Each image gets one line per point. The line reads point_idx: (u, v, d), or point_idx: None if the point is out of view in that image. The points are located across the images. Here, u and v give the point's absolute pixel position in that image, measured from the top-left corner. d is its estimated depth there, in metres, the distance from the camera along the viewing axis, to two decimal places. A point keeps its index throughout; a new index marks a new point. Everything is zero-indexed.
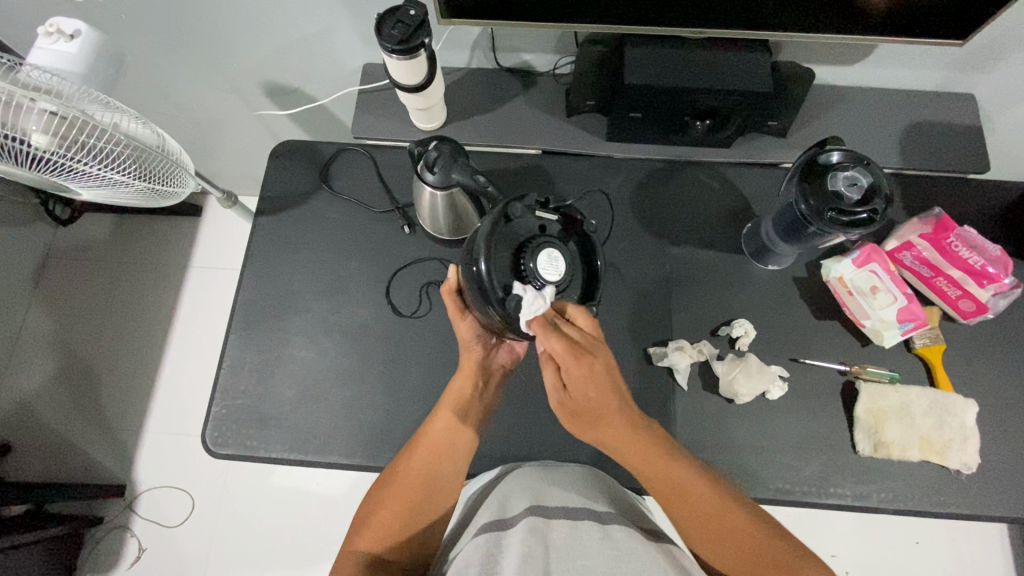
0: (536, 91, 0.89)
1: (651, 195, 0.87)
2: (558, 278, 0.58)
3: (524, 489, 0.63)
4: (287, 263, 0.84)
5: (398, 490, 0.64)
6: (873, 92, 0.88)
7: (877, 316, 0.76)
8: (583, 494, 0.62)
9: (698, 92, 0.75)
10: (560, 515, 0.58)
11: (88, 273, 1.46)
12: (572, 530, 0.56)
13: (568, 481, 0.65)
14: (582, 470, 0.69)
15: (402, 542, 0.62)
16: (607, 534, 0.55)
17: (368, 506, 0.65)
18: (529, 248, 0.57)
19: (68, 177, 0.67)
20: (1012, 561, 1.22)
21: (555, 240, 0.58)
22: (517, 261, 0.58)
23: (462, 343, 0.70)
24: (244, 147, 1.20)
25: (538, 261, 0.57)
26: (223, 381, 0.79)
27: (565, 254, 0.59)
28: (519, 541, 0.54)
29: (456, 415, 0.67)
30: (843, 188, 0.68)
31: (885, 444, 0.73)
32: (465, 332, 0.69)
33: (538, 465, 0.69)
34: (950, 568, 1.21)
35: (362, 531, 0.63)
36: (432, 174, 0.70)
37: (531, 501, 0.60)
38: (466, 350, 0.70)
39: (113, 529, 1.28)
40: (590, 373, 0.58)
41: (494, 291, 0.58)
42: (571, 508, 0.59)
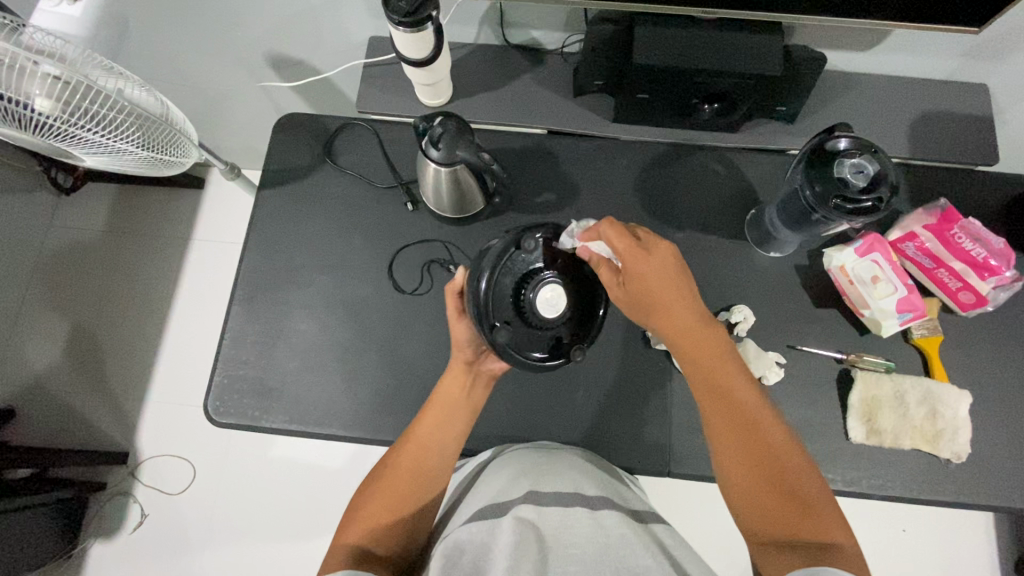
0: (543, 69, 0.88)
1: (655, 179, 0.87)
2: (555, 314, 0.61)
3: (517, 471, 0.64)
4: (290, 236, 0.84)
5: (391, 482, 0.65)
6: (884, 80, 0.87)
7: (877, 306, 0.76)
8: (577, 481, 0.62)
9: (709, 75, 0.74)
10: (552, 500, 0.58)
11: (89, 243, 1.46)
12: (563, 515, 0.57)
13: (563, 464, 0.66)
14: (575, 452, 0.70)
15: (390, 533, 0.62)
16: (597, 521, 0.56)
17: (360, 500, 0.65)
18: (534, 280, 0.61)
19: (72, 146, 0.67)
20: (994, 551, 1.24)
21: (562, 277, 0.61)
22: (518, 290, 0.62)
23: (454, 342, 0.71)
24: (247, 118, 1.19)
25: (538, 295, 0.60)
26: (226, 351, 0.80)
27: (568, 291, 0.62)
28: (510, 526, 0.54)
29: (442, 415, 0.68)
30: (848, 175, 0.66)
31: (878, 432, 0.74)
32: (461, 334, 0.70)
33: (534, 447, 0.70)
34: (934, 555, 1.24)
35: (352, 525, 0.63)
36: (437, 150, 0.70)
37: (528, 487, 0.61)
38: (457, 350, 0.71)
39: (115, 495, 1.30)
40: (650, 268, 0.62)
41: (489, 315, 0.61)
42: (563, 493, 0.59)
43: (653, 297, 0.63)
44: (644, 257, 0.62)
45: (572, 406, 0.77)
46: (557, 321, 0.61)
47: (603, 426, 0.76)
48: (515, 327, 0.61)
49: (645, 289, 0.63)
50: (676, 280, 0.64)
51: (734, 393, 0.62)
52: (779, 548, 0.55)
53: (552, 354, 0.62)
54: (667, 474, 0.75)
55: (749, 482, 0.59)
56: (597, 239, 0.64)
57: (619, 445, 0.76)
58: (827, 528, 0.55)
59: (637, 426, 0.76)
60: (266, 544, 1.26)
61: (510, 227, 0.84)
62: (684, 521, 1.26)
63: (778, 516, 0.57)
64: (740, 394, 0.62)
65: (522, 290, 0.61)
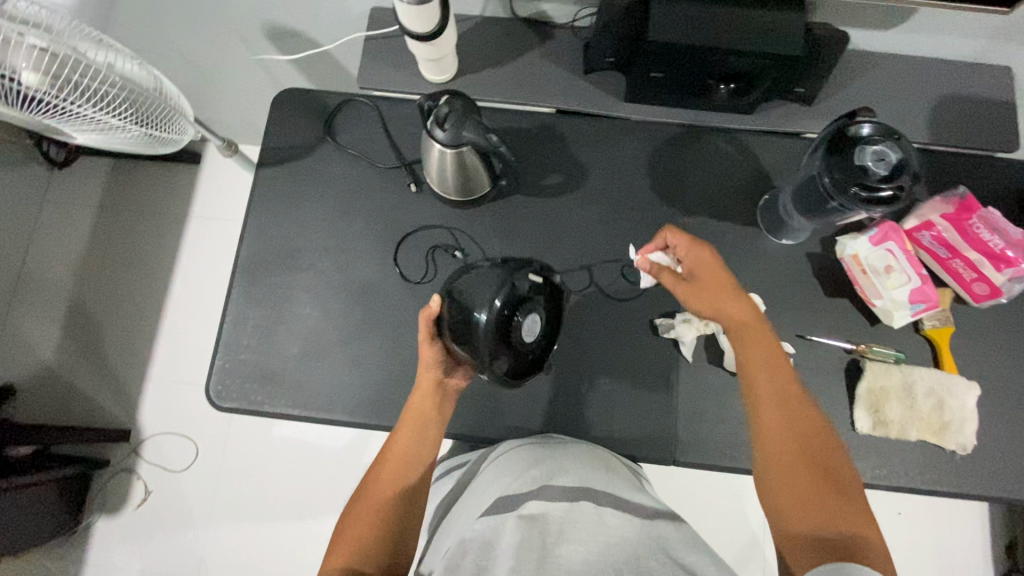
0: (552, 45, 0.85)
1: (666, 162, 0.84)
2: (534, 337, 0.65)
3: (518, 466, 0.65)
4: (290, 218, 0.82)
5: (373, 500, 0.68)
6: (907, 61, 0.83)
7: (889, 296, 0.75)
8: (585, 476, 0.61)
9: (724, 53, 0.71)
10: (557, 496, 0.58)
11: (85, 218, 1.43)
12: (568, 509, 0.56)
13: (567, 456, 0.66)
14: (580, 443, 0.70)
15: (379, 547, 0.64)
16: (602, 518, 0.56)
17: (347, 520, 0.67)
18: (523, 311, 0.62)
19: (62, 123, 0.64)
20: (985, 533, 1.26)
21: (541, 305, 0.65)
22: (510, 321, 0.62)
23: (421, 363, 0.71)
24: (243, 92, 1.15)
25: (525, 324, 0.63)
26: (227, 335, 0.78)
27: (544, 316, 0.66)
28: (514, 526, 0.54)
29: (416, 431, 0.70)
30: (869, 163, 0.64)
31: (885, 423, 0.74)
32: (428, 356, 0.70)
33: (535, 442, 0.70)
34: (927, 537, 1.26)
35: (340, 545, 0.65)
36: (442, 131, 0.67)
37: (536, 480, 0.61)
38: (425, 370, 0.71)
39: (119, 472, 1.31)
40: (711, 263, 0.67)
41: (484, 349, 0.62)
42: (569, 489, 0.59)
43: (716, 288, 0.66)
44: (705, 250, 0.68)
45: (578, 394, 0.77)
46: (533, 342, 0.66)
47: (608, 414, 0.76)
48: (506, 357, 0.63)
49: (707, 278, 0.67)
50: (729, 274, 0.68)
51: (786, 383, 0.63)
52: (815, 544, 0.55)
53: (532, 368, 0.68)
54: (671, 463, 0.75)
55: (788, 475, 0.59)
56: (660, 242, 0.70)
57: (623, 432, 0.75)
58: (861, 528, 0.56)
59: (641, 414, 0.76)
60: (270, 521, 1.28)
61: (517, 210, 0.82)
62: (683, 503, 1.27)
63: (813, 512, 0.57)
64: (791, 385, 0.63)
65: (513, 321, 0.62)
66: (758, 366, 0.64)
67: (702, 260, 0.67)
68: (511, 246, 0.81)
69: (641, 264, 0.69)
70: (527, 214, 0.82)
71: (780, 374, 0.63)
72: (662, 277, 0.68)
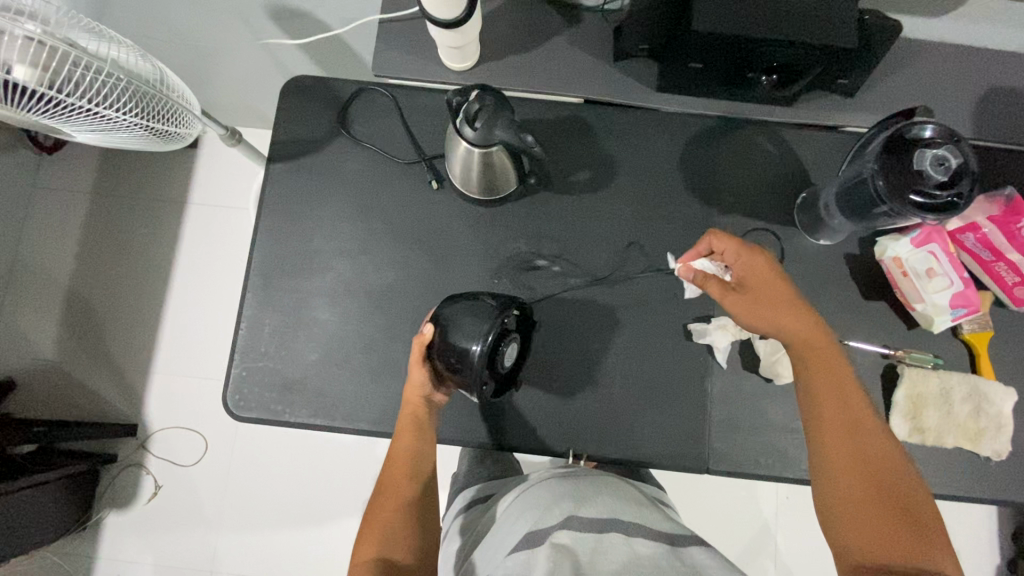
0: (580, 30, 0.79)
1: (699, 158, 0.80)
2: (510, 362, 0.69)
3: (546, 498, 0.63)
4: (305, 218, 0.78)
5: (388, 504, 0.67)
6: (955, 50, 0.79)
7: (931, 300, 0.73)
8: (611, 506, 0.61)
9: (769, 44, 0.66)
10: (585, 526, 0.57)
11: (77, 206, 1.36)
12: (598, 540, 0.55)
13: (595, 488, 0.64)
14: (606, 475, 0.69)
15: (406, 540, 0.65)
16: (633, 549, 0.54)
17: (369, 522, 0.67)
18: (507, 340, 0.66)
19: (59, 121, 0.58)
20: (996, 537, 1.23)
21: (518, 333, 0.69)
22: (496, 353, 0.65)
23: (411, 380, 0.69)
24: (244, 76, 1.08)
25: (506, 352, 0.67)
26: (243, 342, 0.75)
27: (519, 342, 0.70)
28: (546, 557, 0.53)
29: (418, 436, 0.68)
30: (928, 167, 0.60)
31: (920, 430, 0.73)
32: (419, 374, 0.68)
33: (560, 475, 0.68)
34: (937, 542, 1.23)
35: (364, 542, 0.65)
36: (472, 129, 0.63)
37: (565, 512, 0.59)
38: (414, 386, 0.69)
39: (127, 467, 1.29)
40: (762, 269, 0.66)
41: (479, 376, 0.64)
42: (596, 520, 0.58)
43: (770, 297, 0.65)
44: (756, 255, 0.67)
45: (609, 402, 0.74)
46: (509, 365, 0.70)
47: (640, 422, 0.74)
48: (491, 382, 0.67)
49: (761, 287, 0.66)
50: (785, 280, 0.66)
51: (852, 403, 0.62)
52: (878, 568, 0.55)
53: (506, 387, 0.71)
54: (704, 472, 0.74)
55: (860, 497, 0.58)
56: (705, 248, 0.69)
57: (656, 441, 0.74)
58: (928, 553, 0.55)
59: (674, 422, 0.74)
60: (283, 515, 1.27)
61: (543, 209, 0.78)
62: (695, 499, 1.27)
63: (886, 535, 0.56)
64: (859, 405, 0.62)
65: (498, 352, 0.66)
66: (824, 385, 0.63)
67: (753, 267, 0.66)
68: (538, 248, 0.78)
69: (685, 274, 0.68)
70: (554, 213, 0.78)
71: (847, 396, 0.62)
72: (709, 285, 0.68)
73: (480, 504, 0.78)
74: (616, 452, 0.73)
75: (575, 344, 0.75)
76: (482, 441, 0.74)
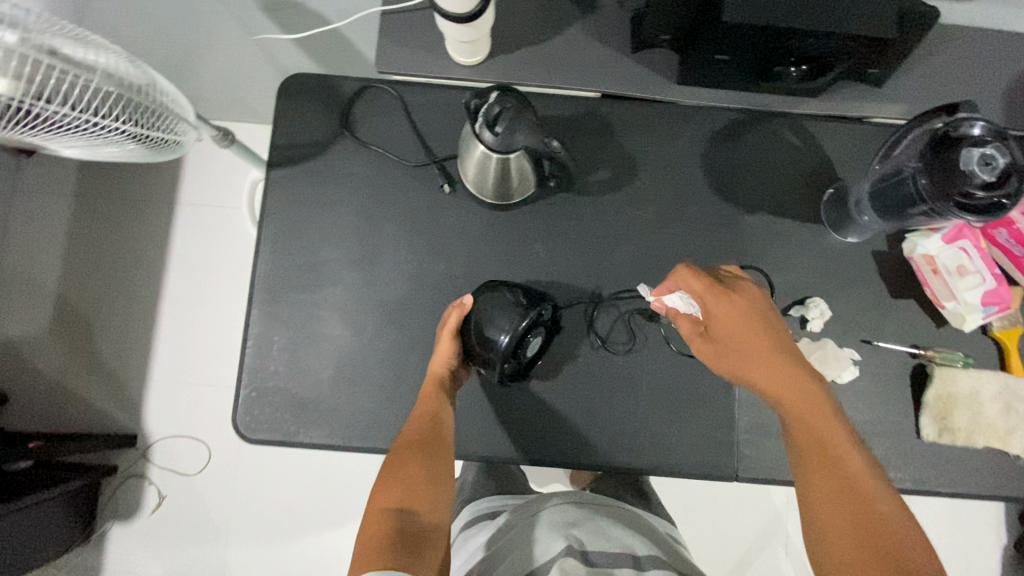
0: (596, 18, 0.74)
1: (720, 154, 0.77)
2: (531, 353, 0.68)
3: (556, 524, 0.62)
4: (310, 227, 0.74)
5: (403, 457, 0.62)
6: (988, 34, 0.75)
7: (963, 299, 0.70)
8: (621, 538, 0.61)
9: (799, 34, 0.62)
10: (598, 556, 0.57)
11: (60, 210, 1.30)
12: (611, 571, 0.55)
13: (608, 520, 0.64)
14: (612, 510, 0.68)
15: (418, 498, 0.60)
16: None
17: (388, 469, 0.62)
18: (536, 329, 0.66)
19: (48, 139, 0.54)
20: (1002, 529, 1.24)
21: (544, 328, 0.68)
22: (522, 342, 0.65)
23: (437, 356, 0.68)
24: (232, 70, 1.01)
25: (530, 342, 0.67)
26: (251, 361, 0.71)
27: (542, 338, 0.69)
28: None
29: (436, 396, 0.65)
30: (975, 168, 0.57)
31: (951, 430, 0.71)
32: (444, 349, 0.68)
33: (572, 502, 0.66)
34: (945, 539, 1.23)
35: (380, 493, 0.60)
36: (493, 134, 0.58)
37: (568, 538, 0.59)
38: (438, 359, 0.68)
39: (130, 478, 1.26)
40: (731, 305, 0.62)
41: (504, 350, 0.65)
42: (610, 551, 0.58)
43: (738, 342, 0.61)
44: (723, 295, 0.62)
45: (634, 411, 0.72)
46: (529, 356, 0.69)
47: (667, 431, 0.72)
48: (510, 362, 0.66)
49: (729, 332, 0.61)
50: (758, 318, 0.61)
51: (840, 458, 0.55)
52: None
53: (521, 378, 0.70)
54: (733, 479, 0.72)
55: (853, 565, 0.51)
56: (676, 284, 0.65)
57: (683, 450, 0.71)
58: None
59: (701, 429, 0.72)
60: (291, 520, 1.25)
61: (562, 212, 0.75)
62: (705, 497, 1.26)
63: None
64: (850, 458, 0.55)
65: (525, 341, 0.66)
66: (805, 437, 0.57)
67: (721, 305, 0.62)
68: (557, 253, 0.74)
69: (658, 308, 0.66)
70: (573, 215, 0.75)
71: (830, 449, 0.56)
72: (680, 324, 0.65)
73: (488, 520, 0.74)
74: (643, 462, 0.71)
75: (597, 352, 0.73)
76: (505, 458, 0.71)
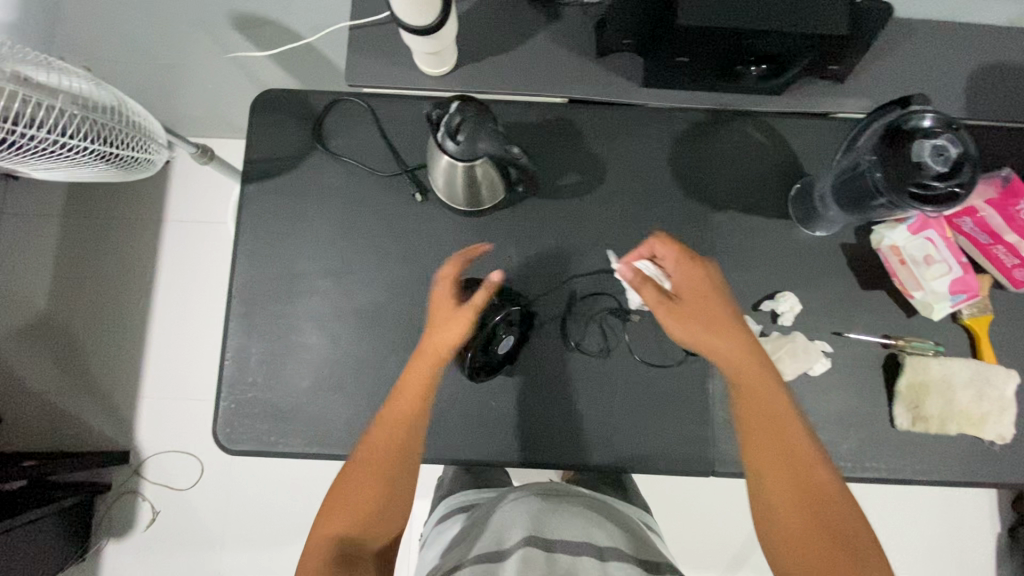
0: (561, 26, 0.75)
1: (688, 154, 0.78)
2: (505, 350, 0.70)
3: (520, 519, 0.62)
4: (286, 240, 0.75)
5: (361, 477, 0.61)
6: (946, 28, 0.76)
7: (929, 288, 0.71)
8: (585, 527, 0.61)
9: (758, 34, 0.64)
10: (562, 546, 0.58)
11: (49, 232, 1.31)
12: (572, 560, 0.56)
13: (573, 508, 0.65)
14: (580, 500, 0.68)
15: (369, 526, 0.60)
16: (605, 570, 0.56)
17: (339, 489, 0.61)
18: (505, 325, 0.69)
19: (20, 164, 0.56)
20: (995, 515, 1.24)
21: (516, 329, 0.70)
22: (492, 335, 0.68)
23: (444, 332, 0.65)
24: (212, 87, 1.03)
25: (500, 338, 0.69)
26: (229, 373, 0.72)
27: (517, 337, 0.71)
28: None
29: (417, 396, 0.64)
30: (927, 158, 0.59)
31: (924, 418, 0.71)
32: (455, 328, 0.65)
33: (538, 492, 0.67)
34: (936, 527, 1.23)
35: (331, 515, 0.60)
36: (455, 143, 0.60)
37: (529, 529, 0.59)
38: (444, 337, 0.65)
39: (123, 494, 1.26)
40: (698, 276, 0.65)
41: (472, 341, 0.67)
42: (573, 541, 0.59)
43: (703, 310, 0.64)
44: (693, 266, 0.65)
45: (610, 411, 0.73)
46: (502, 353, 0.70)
47: (643, 429, 0.73)
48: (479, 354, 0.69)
49: (693, 299, 0.64)
50: (718, 294, 0.65)
51: (789, 435, 0.59)
52: None
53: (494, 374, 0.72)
54: (710, 474, 0.73)
55: (796, 529, 0.56)
56: (646, 252, 0.68)
57: (658, 447, 0.72)
58: None
59: (678, 427, 0.73)
60: (284, 530, 1.25)
61: (533, 216, 0.76)
62: (696, 495, 1.26)
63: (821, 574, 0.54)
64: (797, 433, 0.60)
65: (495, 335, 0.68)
66: (756, 412, 0.61)
67: (690, 276, 0.65)
68: (529, 257, 0.75)
69: (624, 273, 0.67)
70: (544, 219, 0.76)
71: (782, 426, 0.60)
72: (645, 290, 0.65)
73: (461, 514, 0.74)
74: (620, 462, 0.72)
75: (571, 354, 0.73)
76: (483, 462, 0.71)
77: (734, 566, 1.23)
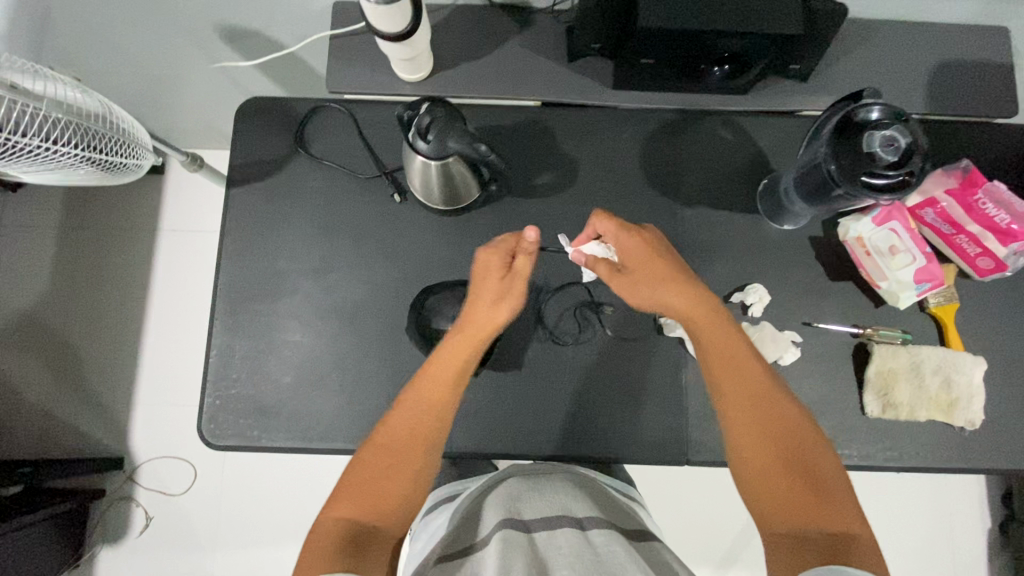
0: (532, 32, 0.78)
1: (658, 153, 0.81)
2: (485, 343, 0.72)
3: (500, 504, 0.64)
4: (269, 241, 0.77)
5: (380, 456, 0.62)
6: (905, 27, 0.79)
7: (894, 277, 0.73)
8: (564, 502, 0.64)
9: (717, 35, 0.66)
10: (540, 525, 0.60)
11: (47, 243, 1.34)
12: (551, 534, 0.58)
13: (554, 487, 0.67)
14: (561, 477, 0.70)
15: (381, 508, 0.60)
16: (585, 539, 0.58)
17: (350, 471, 0.62)
18: None
19: (11, 167, 0.59)
20: (984, 508, 1.24)
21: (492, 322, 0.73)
22: None
23: (490, 310, 0.64)
24: (203, 98, 1.06)
25: None
26: (214, 370, 0.74)
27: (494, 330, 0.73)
28: (496, 552, 0.56)
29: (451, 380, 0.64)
30: (877, 148, 0.61)
31: (894, 405, 0.73)
32: (506, 305, 0.65)
33: (519, 475, 0.70)
34: (926, 522, 1.23)
35: (341, 498, 0.60)
36: (426, 143, 0.63)
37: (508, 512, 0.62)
38: (491, 314, 0.64)
39: (116, 501, 1.28)
40: (641, 247, 0.67)
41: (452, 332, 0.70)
42: (552, 517, 0.61)
43: (651, 277, 0.66)
44: (636, 237, 0.67)
45: (585, 403, 0.74)
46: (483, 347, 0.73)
47: (617, 420, 0.74)
48: None
49: (640, 269, 0.66)
50: (669, 260, 0.67)
51: (752, 383, 0.63)
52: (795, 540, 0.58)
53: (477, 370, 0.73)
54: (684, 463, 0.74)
55: (763, 468, 0.61)
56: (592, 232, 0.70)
57: (633, 437, 0.74)
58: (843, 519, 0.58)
59: (651, 417, 0.74)
60: (276, 534, 1.26)
61: (507, 215, 0.78)
62: (685, 493, 1.26)
63: (796, 508, 0.59)
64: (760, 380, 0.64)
65: None
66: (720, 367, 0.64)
67: (635, 249, 0.67)
68: None
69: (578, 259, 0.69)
70: (519, 217, 0.78)
71: (744, 377, 0.63)
72: (598, 270, 0.68)
73: (444, 504, 0.75)
74: (596, 452, 0.73)
75: (547, 347, 0.75)
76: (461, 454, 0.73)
77: (725, 564, 1.23)
